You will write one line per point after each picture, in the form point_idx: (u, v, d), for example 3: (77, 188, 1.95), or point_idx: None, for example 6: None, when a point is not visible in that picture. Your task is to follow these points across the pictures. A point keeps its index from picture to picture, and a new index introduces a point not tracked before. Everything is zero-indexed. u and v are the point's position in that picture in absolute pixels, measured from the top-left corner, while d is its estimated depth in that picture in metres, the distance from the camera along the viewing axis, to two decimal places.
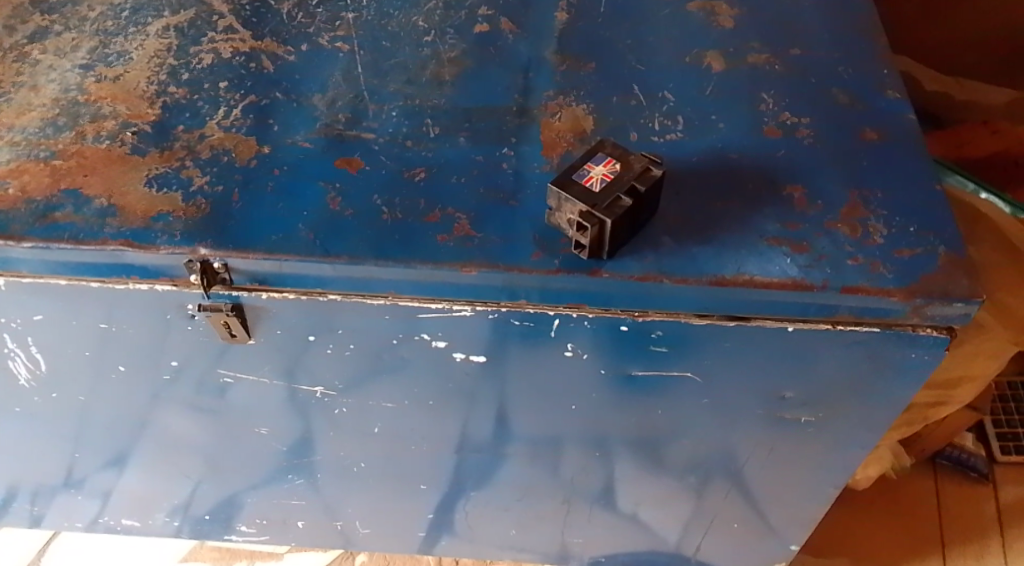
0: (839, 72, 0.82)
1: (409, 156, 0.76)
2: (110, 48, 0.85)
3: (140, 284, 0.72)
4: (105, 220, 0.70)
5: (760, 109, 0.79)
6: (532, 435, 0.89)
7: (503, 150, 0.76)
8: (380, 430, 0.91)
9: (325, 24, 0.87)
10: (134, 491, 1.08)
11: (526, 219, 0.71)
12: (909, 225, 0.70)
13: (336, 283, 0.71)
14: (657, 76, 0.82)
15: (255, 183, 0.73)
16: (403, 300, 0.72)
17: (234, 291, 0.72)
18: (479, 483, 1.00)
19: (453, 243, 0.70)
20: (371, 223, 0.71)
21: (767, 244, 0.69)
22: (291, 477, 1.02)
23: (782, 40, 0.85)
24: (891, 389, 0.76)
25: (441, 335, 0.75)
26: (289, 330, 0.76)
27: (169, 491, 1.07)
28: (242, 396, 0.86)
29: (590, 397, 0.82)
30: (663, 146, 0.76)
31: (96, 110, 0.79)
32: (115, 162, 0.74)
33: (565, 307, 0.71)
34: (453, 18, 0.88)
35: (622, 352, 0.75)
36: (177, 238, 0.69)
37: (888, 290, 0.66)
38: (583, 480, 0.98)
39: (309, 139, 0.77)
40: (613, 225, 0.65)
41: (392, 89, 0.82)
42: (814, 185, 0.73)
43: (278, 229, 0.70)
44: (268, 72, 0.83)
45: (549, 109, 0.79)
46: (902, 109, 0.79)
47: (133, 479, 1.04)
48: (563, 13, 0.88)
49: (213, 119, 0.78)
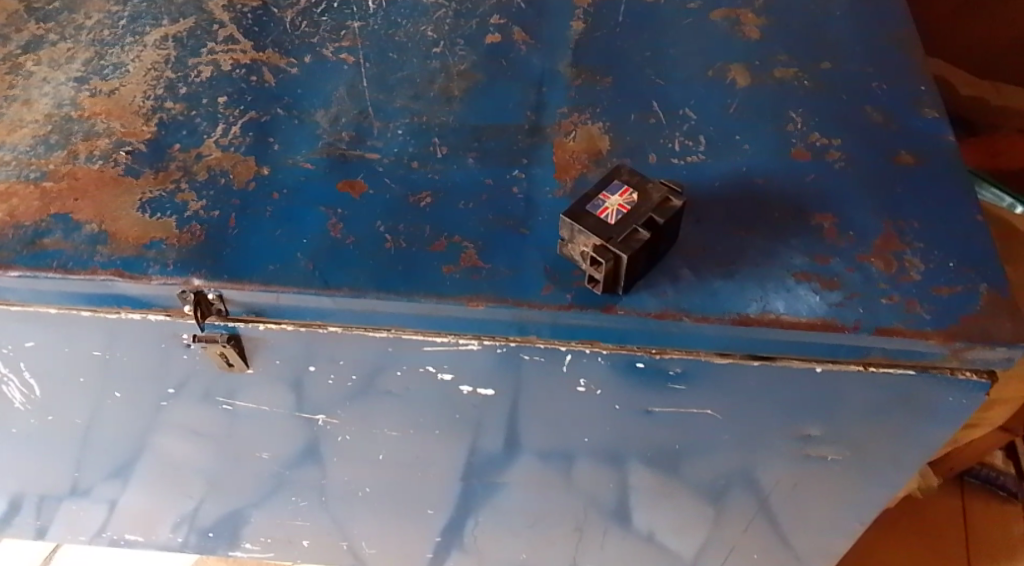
0: (872, 87, 0.77)
1: (414, 178, 0.72)
2: (106, 60, 0.81)
3: (132, 314, 0.69)
4: (95, 248, 0.67)
5: (787, 129, 0.74)
6: (543, 465, 0.86)
7: (514, 173, 0.72)
8: (385, 457, 0.87)
9: (330, 34, 0.83)
10: (136, 509, 1.05)
11: (537, 250, 0.67)
12: (947, 259, 0.66)
13: (336, 316, 0.67)
14: (678, 92, 0.78)
15: (253, 208, 0.70)
16: (407, 334, 0.68)
17: (230, 322, 0.69)
18: (488, 509, 0.97)
19: (459, 275, 0.66)
20: (373, 253, 0.67)
21: (794, 279, 0.65)
22: (294, 499, 0.99)
23: (812, 52, 0.80)
24: (925, 430, 0.71)
25: (447, 368, 0.71)
26: (288, 360, 0.73)
27: (170, 509, 1.04)
28: (243, 421, 0.84)
29: (603, 431, 0.78)
30: (683, 169, 0.72)
31: (89, 127, 0.75)
32: (107, 184, 0.71)
33: (578, 342, 0.67)
34: (463, 28, 0.84)
35: (638, 389, 0.71)
36: (169, 269, 0.66)
37: (925, 332, 0.62)
38: (595, 508, 0.94)
39: (310, 160, 0.73)
40: (629, 260, 0.61)
41: (398, 105, 0.78)
42: (844, 214, 0.68)
43: (275, 258, 0.67)
44: (270, 86, 0.79)
45: (563, 128, 0.75)
46: (940, 128, 0.74)
47: (134, 498, 1.02)
48: (579, 22, 0.83)
49: (211, 137, 0.75)
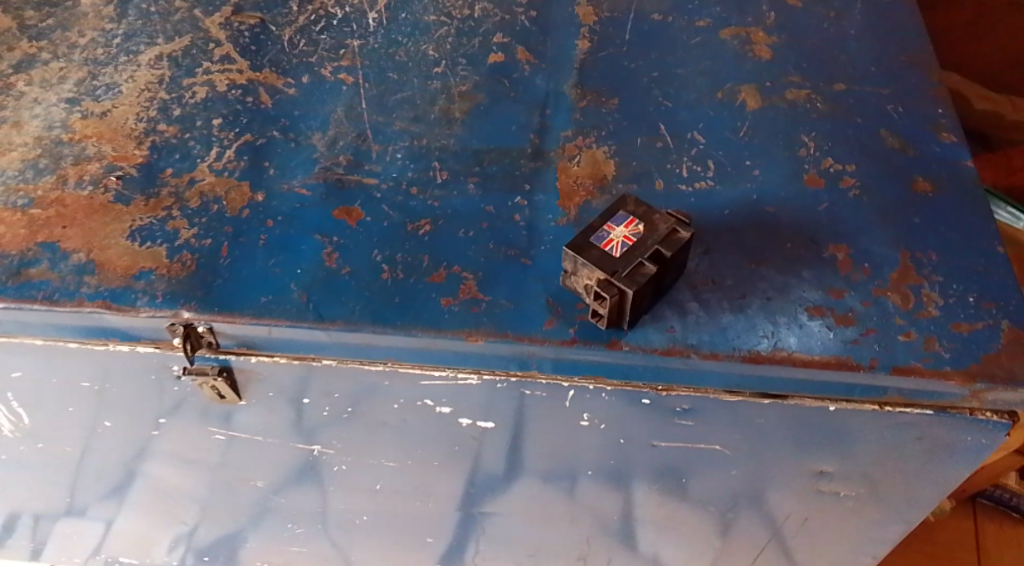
0: (888, 110, 0.75)
1: (413, 205, 0.69)
2: (98, 80, 0.79)
3: (121, 347, 0.67)
4: (82, 278, 0.65)
5: (800, 154, 0.71)
6: (545, 498, 0.83)
7: (516, 199, 0.69)
8: (382, 487, 0.85)
9: (328, 53, 0.81)
10: (130, 533, 1.03)
11: (539, 281, 0.65)
12: (967, 293, 0.63)
13: (331, 349, 0.65)
14: (686, 114, 0.75)
15: (245, 236, 0.68)
16: (404, 368, 0.66)
17: (221, 354, 0.67)
18: (488, 539, 0.94)
19: (458, 308, 0.63)
20: (369, 284, 0.65)
21: (806, 314, 0.62)
22: (290, 526, 0.97)
23: (825, 73, 0.78)
24: (942, 469, 0.69)
25: (446, 401, 0.69)
26: (282, 392, 0.71)
27: (165, 534, 1.02)
28: (237, 451, 0.81)
29: (607, 465, 0.75)
30: (691, 197, 0.69)
31: (80, 150, 0.73)
32: (96, 211, 0.69)
33: (581, 378, 0.65)
34: (465, 46, 0.81)
35: (643, 425, 0.68)
36: (158, 300, 0.64)
37: (944, 371, 0.59)
38: (597, 542, 0.91)
39: (306, 185, 0.71)
40: (635, 295, 0.59)
41: (398, 127, 0.75)
42: (859, 245, 0.66)
43: (267, 289, 0.64)
44: (266, 108, 0.77)
45: (567, 151, 0.73)
46: (958, 153, 0.72)
47: (128, 523, 1.00)
48: (584, 40, 0.81)
49: (205, 161, 0.72)
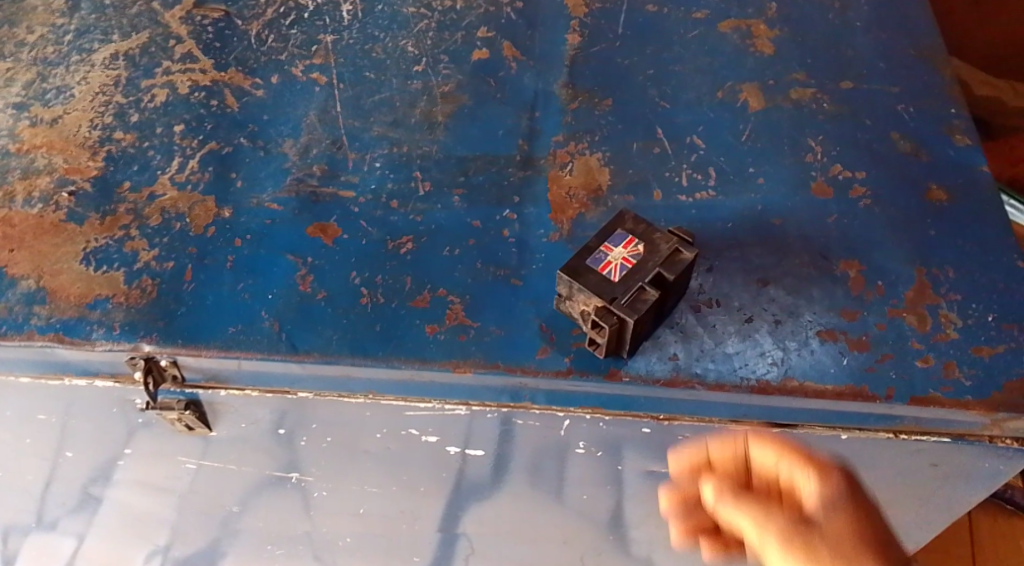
0: (899, 111, 0.70)
1: (394, 220, 0.64)
2: (48, 83, 0.73)
3: (78, 379, 0.63)
4: (32, 309, 0.60)
5: (807, 160, 0.67)
6: (535, 523, 0.79)
7: (505, 213, 0.64)
8: (366, 510, 0.80)
9: (299, 49, 0.75)
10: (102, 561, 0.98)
11: (531, 304, 0.60)
12: (987, 313, 0.59)
13: (307, 382, 0.60)
14: (686, 116, 0.70)
15: (211, 257, 0.62)
16: (386, 399, 0.61)
17: (187, 387, 0.62)
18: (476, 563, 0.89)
19: (444, 336, 0.59)
20: (347, 311, 0.60)
21: (818, 338, 0.58)
22: (271, 547, 0.91)
23: (832, 69, 0.73)
24: (956, 493, 0.65)
25: (432, 431, 0.65)
26: (255, 423, 0.66)
27: (136, 559, 0.96)
28: (210, 478, 0.76)
29: (603, 489, 0.71)
30: (692, 209, 0.64)
31: (29, 163, 0.68)
32: (46, 232, 0.64)
33: (578, 408, 0.60)
34: (447, 42, 0.75)
35: (642, 452, 0.65)
36: (116, 332, 0.59)
37: (966, 401, 0.56)
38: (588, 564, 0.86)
39: (277, 199, 0.65)
40: (635, 324, 0.55)
41: (375, 133, 0.70)
42: (872, 260, 0.62)
43: (236, 318, 0.60)
44: (232, 112, 0.70)
45: (558, 159, 0.68)
46: (974, 157, 0.67)
47: (96, 550, 0.94)
48: (575, 35, 0.75)
49: (165, 173, 0.67)
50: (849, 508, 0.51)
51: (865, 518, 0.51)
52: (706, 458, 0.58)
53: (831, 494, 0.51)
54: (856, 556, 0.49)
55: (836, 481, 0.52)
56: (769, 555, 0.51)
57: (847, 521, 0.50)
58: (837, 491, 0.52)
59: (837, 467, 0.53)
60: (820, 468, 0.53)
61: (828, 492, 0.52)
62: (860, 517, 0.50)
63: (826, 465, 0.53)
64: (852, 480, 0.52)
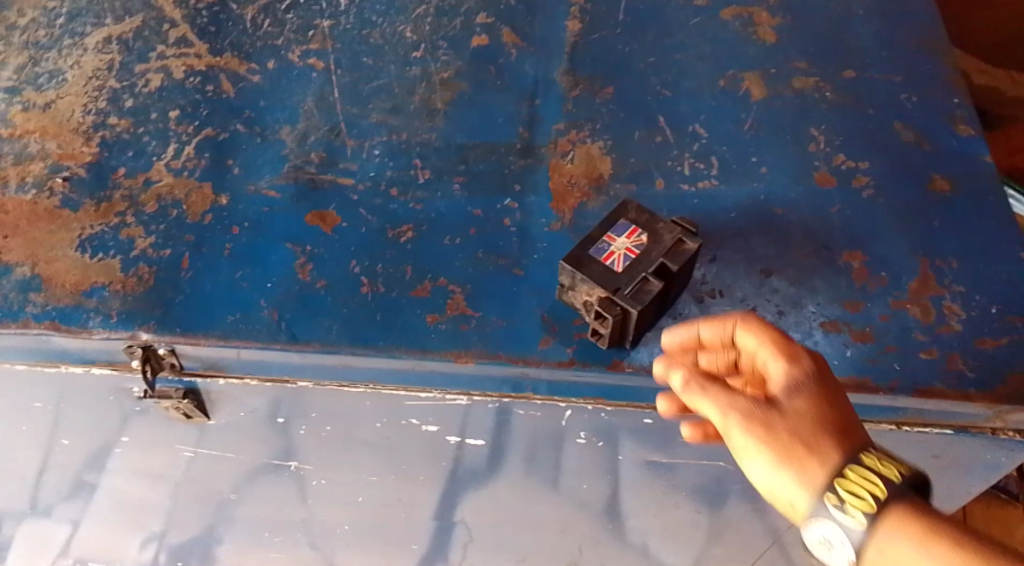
0: (902, 100, 0.70)
1: (394, 208, 0.64)
2: (40, 67, 0.71)
3: (75, 368, 0.62)
4: (27, 297, 0.60)
5: (810, 150, 0.66)
6: (535, 514, 0.78)
7: (505, 202, 0.64)
8: (365, 499, 0.79)
9: (296, 34, 0.74)
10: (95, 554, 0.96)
11: (533, 294, 0.60)
12: (990, 304, 0.59)
13: (306, 371, 0.60)
14: (687, 105, 0.69)
15: (209, 245, 0.62)
16: (386, 389, 0.61)
17: (185, 376, 0.61)
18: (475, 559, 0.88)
19: (446, 326, 0.59)
20: (347, 300, 0.60)
21: (822, 330, 0.58)
22: (268, 534, 0.88)
23: (835, 58, 0.72)
24: (956, 484, 0.66)
25: (431, 420, 0.64)
26: (253, 412, 0.66)
27: (129, 552, 0.94)
28: (206, 466, 0.76)
29: (603, 479, 0.71)
30: (694, 198, 0.64)
31: (21, 148, 0.67)
32: (40, 218, 0.63)
33: (580, 399, 0.60)
34: (446, 28, 0.74)
35: (642, 441, 0.65)
36: (113, 321, 0.59)
37: (968, 393, 0.56)
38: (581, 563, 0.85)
39: (275, 186, 0.64)
40: (639, 314, 0.55)
41: (374, 119, 0.69)
42: (875, 251, 0.61)
43: (234, 306, 0.59)
44: (228, 97, 0.69)
45: (559, 147, 0.67)
46: (977, 148, 0.67)
47: (87, 542, 0.93)
48: (575, 22, 0.75)
49: (161, 159, 0.66)
50: (815, 393, 0.48)
51: (829, 404, 0.48)
52: (695, 339, 0.54)
53: (798, 377, 0.48)
54: (814, 441, 0.47)
55: (805, 368, 0.49)
56: (733, 438, 0.47)
57: (810, 405, 0.47)
58: (804, 377, 0.48)
59: (807, 352, 0.50)
60: (790, 352, 0.49)
61: (795, 375, 0.48)
62: (824, 401, 0.48)
63: (799, 349, 0.50)
64: (822, 369, 0.49)
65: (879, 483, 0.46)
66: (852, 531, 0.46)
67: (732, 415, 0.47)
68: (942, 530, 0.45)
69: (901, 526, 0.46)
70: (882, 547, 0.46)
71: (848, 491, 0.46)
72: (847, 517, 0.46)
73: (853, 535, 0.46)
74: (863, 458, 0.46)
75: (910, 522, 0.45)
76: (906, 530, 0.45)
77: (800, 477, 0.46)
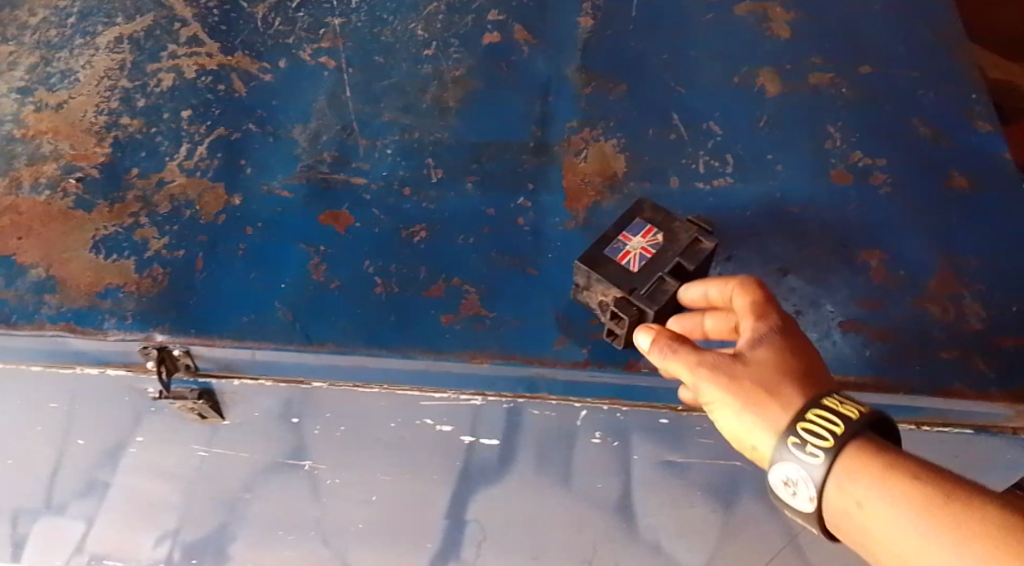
0: (919, 96, 0.69)
1: (407, 208, 0.63)
2: (52, 67, 0.71)
3: (90, 368, 0.62)
4: (42, 298, 0.60)
5: (825, 147, 0.66)
6: (549, 512, 0.78)
7: (519, 201, 0.63)
8: (377, 498, 0.79)
9: (307, 32, 0.73)
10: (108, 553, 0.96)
11: (547, 294, 0.60)
12: (1009, 303, 0.59)
13: (320, 372, 0.60)
14: (702, 102, 0.69)
15: (223, 246, 0.61)
16: (401, 389, 0.61)
17: (199, 377, 0.61)
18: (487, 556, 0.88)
19: (460, 326, 0.58)
20: (361, 301, 0.59)
21: (839, 329, 0.58)
22: (281, 534, 0.88)
23: (850, 54, 0.72)
24: None
25: (445, 420, 0.64)
26: (267, 412, 0.66)
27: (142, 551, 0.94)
28: (220, 465, 0.76)
29: (617, 479, 0.71)
30: (710, 196, 0.64)
31: (34, 148, 0.67)
32: (55, 219, 0.63)
33: (595, 399, 0.60)
34: (457, 25, 0.74)
35: (658, 441, 0.65)
36: (128, 322, 0.59)
37: (989, 393, 0.55)
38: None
39: (287, 186, 0.64)
40: (655, 314, 0.55)
41: (386, 118, 0.68)
42: (893, 250, 0.61)
43: (249, 307, 0.59)
44: (240, 97, 0.69)
45: (573, 145, 0.66)
46: (996, 144, 0.66)
47: (101, 541, 0.93)
48: (588, 18, 0.74)
49: (174, 159, 0.66)
50: (780, 343, 0.48)
51: (797, 354, 0.48)
52: (706, 298, 0.54)
53: (764, 330, 0.49)
54: (775, 387, 0.47)
55: (772, 321, 0.49)
56: (704, 394, 0.48)
57: (774, 354, 0.48)
58: (769, 330, 0.49)
59: (779, 308, 0.50)
60: (760, 307, 0.50)
61: (761, 326, 0.49)
62: (789, 351, 0.48)
63: (773, 307, 0.50)
64: (793, 324, 0.50)
65: (838, 422, 0.45)
66: (812, 469, 0.45)
67: (695, 365, 0.48)
68: (902, 465, 0.44)
69: (862, 464, 0.44)
70: (842, 487, 0.45)
71: (807, 429, 0.45)
72: (805, 453, 0.45)
73: (813, 474, 0.45)
74: (825, 400, 0.46)
75: (872, 459, 0.44)
76: (864, 468, 0.44)
77: (762, 420, 0.47)
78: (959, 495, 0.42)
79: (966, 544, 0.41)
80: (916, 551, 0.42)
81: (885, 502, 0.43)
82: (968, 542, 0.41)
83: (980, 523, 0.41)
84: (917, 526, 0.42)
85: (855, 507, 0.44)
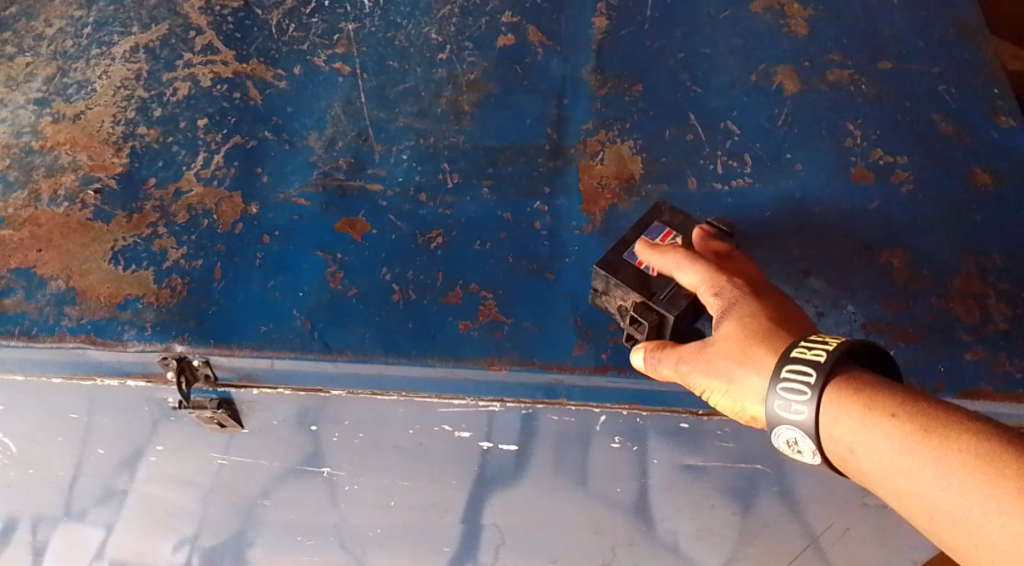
0: (940, 92, 0.68)
1: (423, 214, 0.63)
2: (69, 77, 0.72)
3: (110, 380, 0.62)
4: (62, 310, 0.60)
5: (846, 145, 0.65)
6: (568, 516, 0.77)
7: (536, 205, 0.63)
8: (396, 503, 0.79)
9: (321, 38, 0.73)
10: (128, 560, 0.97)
11: (565, 299, 0.59)
12: None
13: (340, 380, 0.59)
14: (719, 101, 0.68)
15: (240, 255, 0.61)
16: (419, 396, 0.60)
17: (219, 387, 0.61)
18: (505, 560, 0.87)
19: (478, 333, 0.58)
20: (379, 308, 0.59)
21: (862, 330, 0.57)
22: (300, 538, 0.88)
23: (870, 50, 0.71)
24: None
25: (464, 427, 0.64)
26: (286, 420, 0.66)
27: (163, 556, 0.94)
28: (239, 473, 0.76)
29: (637, 483, 0.70)
30: (728, 197, 0.63)
31: (53, 160, 0.67)
32: (73, 231, 0.63)
33: (615, 404, 0.59)
34: (471, 28, 0.73)
35: (677, 444, 0.64)
36: (147, 333, 0.59)
37: (1017, 393, 0.54)
38: (614, 563, 0.84)
39: (304, 194, 0.64)
40: (675, 319, 0.55)
41: (401, 124, 0.68)
42: (915, 249, 0.60)
43: (267, 316, 0.59)
44: (256, 105, 0.69)
45: (589, 148, 0.66)
46: (1020, 139, 0.65)
47: (122, 548, 0.93)
48: (602, 18, 0.73)
49: (190, 168, 0.66)
50: (741, 312, 0.51)
51: (758, 313, 0.51)
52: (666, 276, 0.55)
53: (726, 302, 0.52)
54: (746, 357, 0.50)
55: (728, 294, 0.52)
56: (695, 383, 0.52)
57: (738, 326, 0.51)
58: (728, 305, 0.51)
59: (727, 278, 0.52)
60: (713, 286, 0.52)
61: (722, 300, 0.52)
62: (752, 315, 0.51)
63: (720, 280, 0.52)
64: (744, 289, 0.52)
65: (811, 372, 0.47)
66: (803, 424, 0.48)
67: (677, 362, 0.51)
68: (879, 405, 0.46)
69: (841, 406, 0.47)
70: (831, 434, 0.48)
71: (788, 389, 0.48)
72: (793, 412, 0.48)
73: (806, 428, 0.48)
74: (792, 353, 0.48)
75: (851, 400, 0.47)
76: (847, 412, 0.47)
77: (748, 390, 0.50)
78: (932, 425, 0.45)
79: (942, 472, 0.44)
80: (901, 483, 0.45)
81: (868, 441, 0.46)
82: (943, 470, 0.44)
83: (957, 454, 0.44)
84: (902, 461, 0.45)
85: (846, 450, 0.47)
